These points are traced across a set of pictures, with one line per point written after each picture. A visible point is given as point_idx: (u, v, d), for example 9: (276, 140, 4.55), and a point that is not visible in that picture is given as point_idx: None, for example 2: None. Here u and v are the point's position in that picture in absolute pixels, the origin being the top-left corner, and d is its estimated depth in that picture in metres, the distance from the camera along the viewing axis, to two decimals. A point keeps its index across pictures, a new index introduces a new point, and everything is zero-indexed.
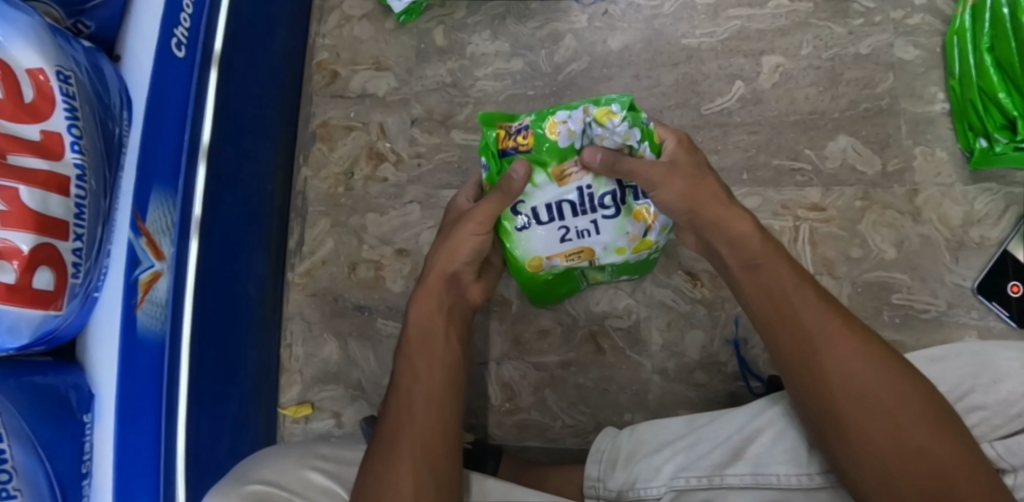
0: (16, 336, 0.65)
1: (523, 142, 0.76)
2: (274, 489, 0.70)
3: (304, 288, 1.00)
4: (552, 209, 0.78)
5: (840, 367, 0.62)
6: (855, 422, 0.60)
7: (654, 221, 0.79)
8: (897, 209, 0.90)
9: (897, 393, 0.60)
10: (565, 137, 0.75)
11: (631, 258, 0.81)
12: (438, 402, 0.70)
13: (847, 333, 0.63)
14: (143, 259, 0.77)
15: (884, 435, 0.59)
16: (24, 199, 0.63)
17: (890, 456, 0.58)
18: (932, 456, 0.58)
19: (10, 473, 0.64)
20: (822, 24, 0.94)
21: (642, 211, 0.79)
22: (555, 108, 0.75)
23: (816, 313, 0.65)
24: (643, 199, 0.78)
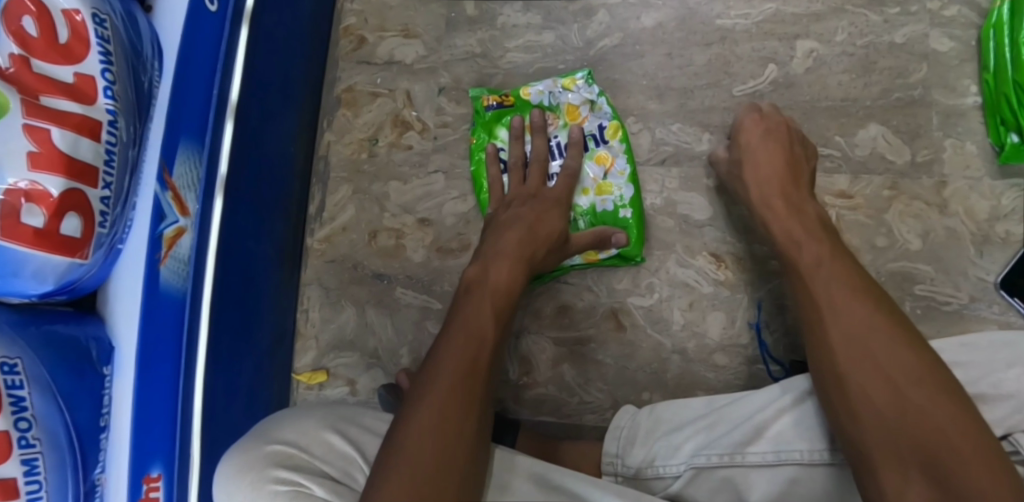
0: (40, 282, 0.63)
1: (505, 101, 0.94)
2: (294, 449, 0.70)
3: (323, 254, 0.99)
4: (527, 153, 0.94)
5: (842, 331, 0.62)
6: (856, 377, 0.60)
7: (611, 162, 0.91)
8: (924, 201, 0.90)
9: (898, 356, 0.59)
10: (536, 95, 0.94)
11: (599, 201, 0.91)
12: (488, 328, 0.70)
13: (855, 299, 0.63)
14: (168, 214, 0.75)
15: (883, 394, 0.58)
16: (56, 141, 0.61)
17: (888, 416, 0.57)
18: (931, 416, 0.56)
19: (30, 421, 0.63)
20: (858, 11, 0.93)
21: (602, 157, 0.92)
22: (531, 82, 0.95)
23: (830, 282, 0.65)
24: (602, 145, 0.92)
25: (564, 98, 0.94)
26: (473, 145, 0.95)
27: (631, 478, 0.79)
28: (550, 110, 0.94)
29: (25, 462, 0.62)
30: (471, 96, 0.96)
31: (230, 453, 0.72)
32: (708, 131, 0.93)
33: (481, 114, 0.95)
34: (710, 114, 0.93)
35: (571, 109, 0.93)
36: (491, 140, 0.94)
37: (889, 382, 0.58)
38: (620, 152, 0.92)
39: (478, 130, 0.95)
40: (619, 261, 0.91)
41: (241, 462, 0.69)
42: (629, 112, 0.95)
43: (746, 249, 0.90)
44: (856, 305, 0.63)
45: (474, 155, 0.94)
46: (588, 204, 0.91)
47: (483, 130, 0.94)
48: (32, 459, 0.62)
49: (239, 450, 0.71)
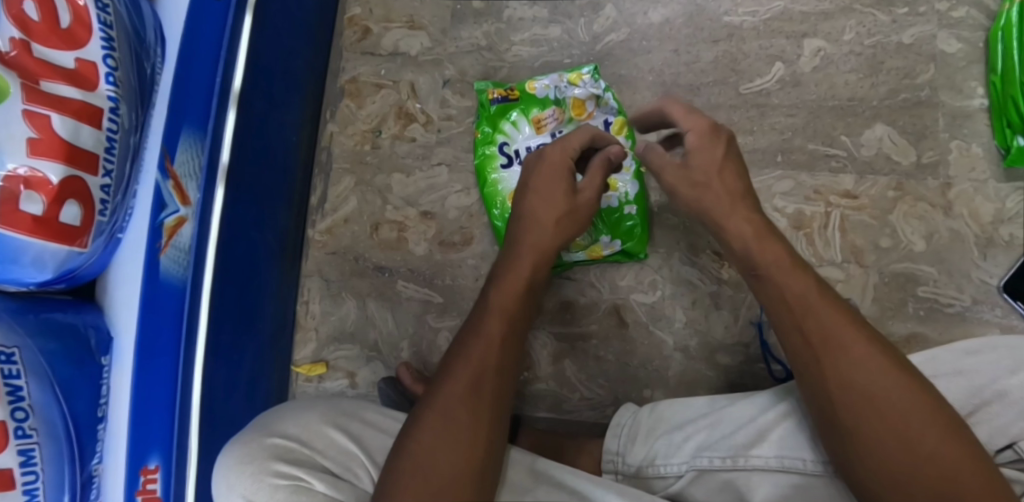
0: (39, 270, 0.62)
1: (510, 95, 0.93)
2: (296, 444, 0.70)
3: (324, 246, 0.99)
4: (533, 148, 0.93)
5: (846, 374, 0.59)
6: (862, 423, 0.57)
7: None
8: (929, 202, 0.90)
9: (906, 401, 0.57)
10: (542, 90, 0.93)
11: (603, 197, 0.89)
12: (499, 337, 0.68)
13: (852, 336, 0.60)
14: (169, 203, 0.74)
15: (894, 441, 0.56)
16: (56, 127, 0.60)
17: (897, 462, 0.56)
18: (940, 462, 0.55)
19: (27, 411, 0.62)
20: (866, 11, 0.93)
21: None
22: (537, 76, 0.95)
23: (824, 311, 0.61)
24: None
25: (570, 93, 0.93)
26: (477, 138, 0.94)
27: (632, 476, 0.79)
28: (555, 104, 0.93)
29: (22, 453, 0.61)
30: (476, 90, 0.95)
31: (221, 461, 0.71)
32: None
33: (486, 108, 0.94)
34: (717, 111, 0.93)
35: (577, 103, 0.93)
36: (495, 134, 0.94)
37: (896, 426, 0.57)
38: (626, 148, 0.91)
39: (482, 123, 0.94)
40: (622, 257, 0.91)
41: (243, 453, 0.69)
42: (635, 108, 0.94)
43: None
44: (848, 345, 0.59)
45: (479, 150, 0.94)
46: None
47: (488, 124, 0.94)
48: (28, 449, 0.62)
49: (241, 441, 0.71)
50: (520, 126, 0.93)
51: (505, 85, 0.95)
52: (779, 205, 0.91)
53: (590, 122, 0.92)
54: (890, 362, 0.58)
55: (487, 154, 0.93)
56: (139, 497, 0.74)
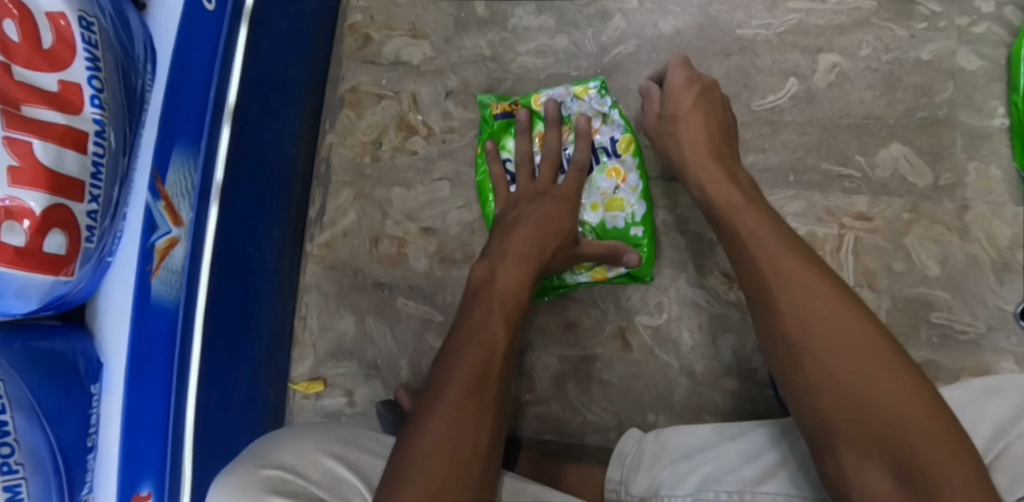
0: (23, 301, 0.60)
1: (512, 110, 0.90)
2: (290, 475, 0.68)
3: (322, 260, 0.96)
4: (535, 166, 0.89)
5: (796, 305, 0.60)
6: (813, 351, 0.58)
7: (622, 177, 0.87)
8: (945, 225, 0.87)
9: (853, 331, 0.57)
10: None
11: (609, 217, 0.87)
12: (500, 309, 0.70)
13: (857, 325, 0.57)
14: (160, 225, 0.72)
15: (841, 368, 0.56)
16: (38, 154, 0.57)
17: (842, 387, 0.56)
18: (883, 388, 0.54)
19: (12, 446, 0.60)
20: (884, 25, 0.90)
21: (614, 171, 0.87)
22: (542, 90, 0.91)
23: (779, 255, 0.64)
24: (614, 158, 0.87)
25: (576, 108, 0.89)
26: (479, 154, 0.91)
27: None
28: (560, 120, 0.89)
29: (7, 489, 0.60)
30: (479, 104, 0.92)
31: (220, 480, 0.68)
32: None
33: (489, 122, 0.91)
34: None
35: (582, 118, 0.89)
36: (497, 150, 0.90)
37: (843, 353, 0.57)
38: (633, 166, 0.87)
39: (484, 139, 0.91)
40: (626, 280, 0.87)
41: (236, 484, 0.67)
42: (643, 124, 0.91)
43: None
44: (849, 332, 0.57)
45: (481, 166, 0.91)
46: (597, 220, 0.87)
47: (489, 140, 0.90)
48: (14, 485, 0.60)
49: (233, 472, 0.69)
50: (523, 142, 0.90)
51: (510, 99, 0.91)
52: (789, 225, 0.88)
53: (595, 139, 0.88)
54: (874, 335, 0.57)
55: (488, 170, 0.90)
56: None
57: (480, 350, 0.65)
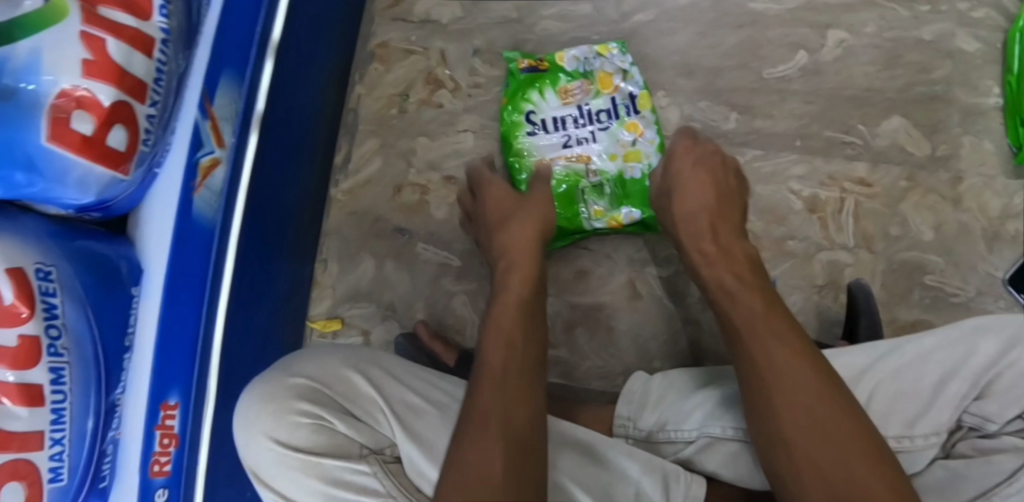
0: (82, 192, 0.64)
1: (539, 65, 0.94)
2: (316, 386, 0.71)
3: (345, 205, 1.00)
4: (557, 120, 0.93)
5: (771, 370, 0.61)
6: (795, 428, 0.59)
7: (641, 133, 0.92)
8: (940, 194, 0.92)
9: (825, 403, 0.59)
10: (571, 62, 0.94)
11: (627, 167, 0.92)
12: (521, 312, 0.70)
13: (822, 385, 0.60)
14: (205, 143, 0.77)
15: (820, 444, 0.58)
16: (110, 51, 0.63)
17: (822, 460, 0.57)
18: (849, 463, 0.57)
19: (60, 329, 0.65)
20: (888, 6, 0.95)
21: (633, 125, 0.93)
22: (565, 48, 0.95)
23: (749, 310, 0.65)
24: (634, 115, 0.93)
25: (598, 65, 0.94)
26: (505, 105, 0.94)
27: (642, 441, 0.83)
28: (583, 76, 0.94)
29: (52, 370, 0.65)
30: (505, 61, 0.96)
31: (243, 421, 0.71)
32: (736, 110, 0.95)
33: (515, 76, 0.94)
34: (738, 94, 0.95)
35: (604, 75, 0.94)
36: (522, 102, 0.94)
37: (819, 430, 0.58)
38: (650, 122, 0.93)
39: (511, 92, 0.94)
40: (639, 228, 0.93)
41: (266, 391, 0.71)
42: (659, 87, 0.96)
43: (764, 228, 0.93)
44: (813, 386, 0.60)
45: (507, 116, 0.94)
46: (615, 171, 0.92)
47: (516, 93, 0.94)
48: (58, 367, 0.65)
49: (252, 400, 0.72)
50: (546, 95, 0.93)
51: (535, 57, 0.96)
52: (794, 188, 0.93)
53: (616, 95, 0.93)
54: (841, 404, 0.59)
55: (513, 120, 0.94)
56: (158, 433, 0.77)
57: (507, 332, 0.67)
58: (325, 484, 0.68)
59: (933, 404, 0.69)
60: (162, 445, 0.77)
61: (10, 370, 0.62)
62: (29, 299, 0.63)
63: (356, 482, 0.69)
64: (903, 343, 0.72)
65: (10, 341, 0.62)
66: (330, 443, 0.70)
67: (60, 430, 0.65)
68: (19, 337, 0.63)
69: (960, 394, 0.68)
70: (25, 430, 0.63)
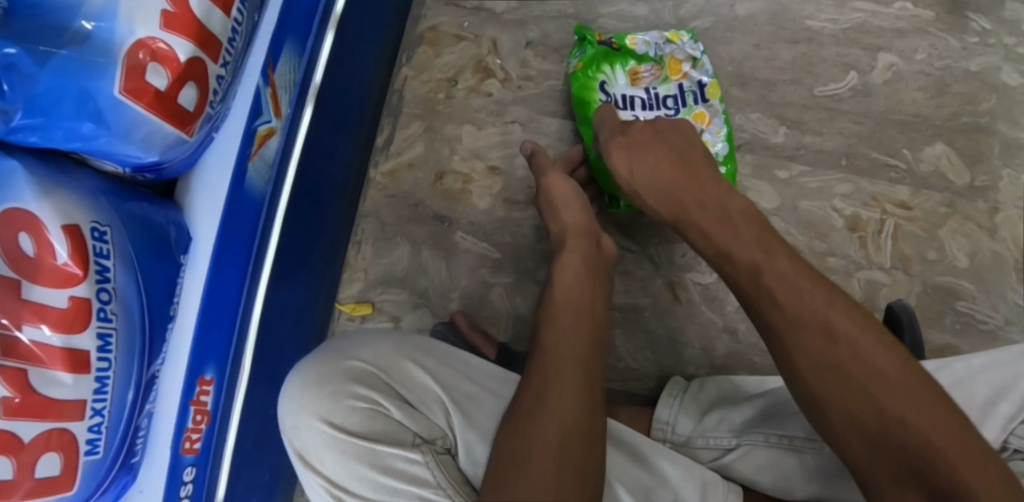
0: (146, 150, 0.60)
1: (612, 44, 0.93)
2: (371, 371, 0.70)
3: (384, 188, 0.98)
4: (627, 98, 0.92)
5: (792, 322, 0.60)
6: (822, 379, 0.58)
7: (709, 121, 0.91)
8: (976, 223, 0.94)
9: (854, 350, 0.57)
10: (642, 46, 0.93)
11: None
12: (575, 308, 0.72)
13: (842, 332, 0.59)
14: (264, 111, 0.73)
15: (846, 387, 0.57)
16: (191, 4, 0.59)
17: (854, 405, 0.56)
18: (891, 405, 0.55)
19: (111, 294, 0.60)
20: (939, 35, 0.97)
21: (701, 114, 0.91)
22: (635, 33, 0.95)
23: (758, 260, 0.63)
24: (702, 103, 0.92)
25: (669, 51, 0.93)
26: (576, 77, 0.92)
27: (680, 446, 0.83)
28: (654, 61, 0.93)
29: (100, 337, 0.59)
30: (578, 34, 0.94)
31: (287, 396, 0.70)
32: (786, 125, 0.96)
33: (592, 49, 0.92)
34: (789, 109, 0.96)
35: (674, 62, 0.93)
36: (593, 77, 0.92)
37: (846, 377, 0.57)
38: (719, 112, 0.92)
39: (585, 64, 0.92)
40: None
41: (317, 374, 0.70)
42: None
43: (806, 243, 0.94)
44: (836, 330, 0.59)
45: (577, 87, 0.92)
46: None
47: (590, 65, 0.92)
48: (106, 334, 0.59)
49: (301, 377, 0.71)
50: (617, 73, 0.92)
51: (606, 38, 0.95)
52: (838, 206, 0.94)
53: (684, 82, 0.93)
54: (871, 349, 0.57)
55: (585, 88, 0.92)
56: (192, 408, 0.73)
57: (570, 325, 0.70)
58: (375, 472, 0.66)
59: (981, 423, 0.69)
60: (195, 421, 0.73)
61: (56, 333, 0.56)
62: (82, 258, 0.58)
63: (408, 472, 0.67)
64: (952, 362, 0.74)
65: (61, 302, 0.57)
66: (384, 429, 0.68)
67: (101, 401, 0.60)
68: (70, 298, 0.57)
69: (1009, 415, 0.68)
70: (68, 399, 0.57)
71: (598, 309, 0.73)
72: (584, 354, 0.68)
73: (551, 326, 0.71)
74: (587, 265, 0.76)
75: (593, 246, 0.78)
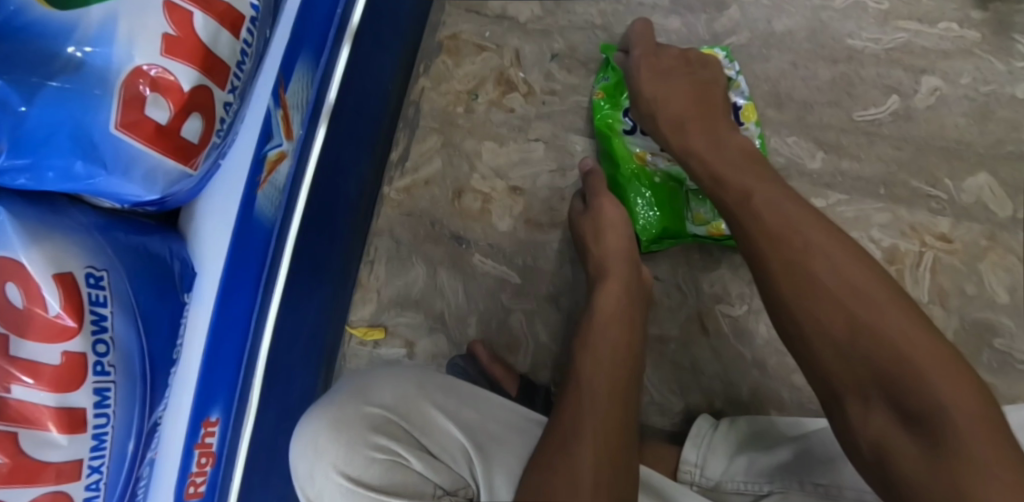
0: (147, 188, 0.54)
1: None
2: (392, 416, 0.66)
3: (399, 205, 0.93)
4: None
5: (804, 274, 0.60)
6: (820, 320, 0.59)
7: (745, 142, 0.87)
8: (1018, 257, 0.89)
9: (858, 288, 0.58)
10: None
11: None
12: (623, 338, 0.70)
13: (851, 274, 0.59)
14: (274, 135, 0.68)
15: (840, 324, 0.57)
16: (196, 27, 0.53)
17: (841, 338, 0.57)
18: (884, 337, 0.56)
19: (108, 344, 0.56)
20: (985, 57, 0.92)
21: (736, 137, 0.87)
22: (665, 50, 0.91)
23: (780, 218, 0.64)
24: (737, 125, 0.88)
25: None
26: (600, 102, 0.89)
27: (710, 491, 0.78)
28: None
29: (97, 392, 0.55)
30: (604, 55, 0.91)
31: (306, 419, 0.67)
32: (822, 149, 0.92)
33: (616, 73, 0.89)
34: (827, 132, 0.92)
35: None
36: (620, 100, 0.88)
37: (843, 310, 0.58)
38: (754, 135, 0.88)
39: (610, 88, 0.89)
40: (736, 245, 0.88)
41: (335, 419, 0.65)
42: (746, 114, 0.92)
43: None
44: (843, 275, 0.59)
45: (601, 112, 0.88)
46: None
47: (615, 89, 0.89)
48: (103, 389, 0.55)
49: (321, 413, 0.66)
50: None
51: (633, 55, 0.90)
52: (874, 235, 0.90)
53: None
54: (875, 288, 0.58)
55: (610, 118, 0.88)
56: (197, 451, 0.68)
57: (613, 358, 0.68)
58: None
59: None
60: (200, 464, 0.69)
61: (49, 392, 0.53)
62: (76, 309, 0.53)
63: None
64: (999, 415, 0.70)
65: (53, 359, 0.53)
66: (404, 481, 0.64)
67: (99, 458, 0.56)
68: (63, 354, 0.53)
69: None
70: (63, 461, 0.54)
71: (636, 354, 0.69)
72: (623, 392, 0.65)
73: (591, 358, 0.68)
74: (627, 302, 0.73)
75: (629, 289, 0.74)
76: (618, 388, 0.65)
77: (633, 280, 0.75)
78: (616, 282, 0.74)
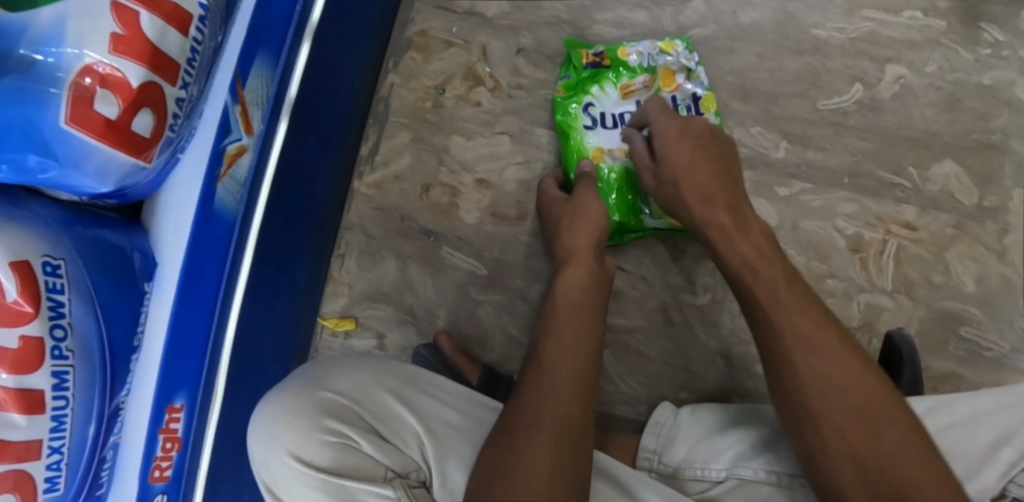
0: (100, 181, 0.57)
1: (601, 59, 0.89)
2: (346, 402, 0.67)
3: (369, 200, 0.95)
4: (616, 114, 0.88)
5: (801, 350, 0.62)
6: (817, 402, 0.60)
7: None
8: (985, 246, 0.89)
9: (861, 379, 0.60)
10: (634, 57, 0.89)
11: None
12: (582, 322, 0.70)
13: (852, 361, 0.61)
14: (233, 129, 0.70)
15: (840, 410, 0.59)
16: (144, 26, 0.55)
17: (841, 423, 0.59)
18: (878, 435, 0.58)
19: (66, 330, 0.58)
20: (951, 46, 0.92)
21: None
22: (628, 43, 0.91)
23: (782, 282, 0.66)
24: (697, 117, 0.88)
25: (662, 61, 0.89)
26: (562, 97, 0.90)
27: (667, 477, 0.78)
28: (647, 72, 0.89)
29: (55, 375, 0.57)
30: (567, 51, 0.91)
31: (265, 412, 0.68)
32: (787, 139, 0.92)
33: (578, 70, 0.90)
34: (792, 123, 0.92)
35: (668, 74, 0.89)
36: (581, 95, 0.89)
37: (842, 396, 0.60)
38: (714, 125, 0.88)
39: (572, 84, 0.90)
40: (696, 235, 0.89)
41: (291, 407, 0.67)
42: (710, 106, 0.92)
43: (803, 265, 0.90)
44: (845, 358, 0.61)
45: (563, 106, 0.90)
46: None
47: (577, 85, 0.90)
48: (62, 372, 0.58)
49: (278, 401, 0.68)
50: (607, 89, 0.89)
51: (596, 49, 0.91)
52: (840, 225, 0.91)
53: (678, 94, 0.88)
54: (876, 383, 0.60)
55: (571, 114, 0.89)
56: (161, 436, 0.70)
57: (571, 345, 0.67)
58: None
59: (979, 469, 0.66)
60: (165, 449, 0.71)
61: (8, 374, 0.55)
62: (33, 296, 0.56)
63: None
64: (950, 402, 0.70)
65: (12, 343, 0.56)
66: (355, 463, 0.65)
67: (59, 439, 0.58)
68: (20, 338, 0.56)
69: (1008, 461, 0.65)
70: (22, 441, 0.56)
71: (594, 343, 0.69)
72: (580, 374, 0.66)
73: (551, 343, 0.68)
74: (585, 290, 0.74)
75: (584, 280, 0.75)
76: (577, 376, 0.65)
77: (588, 270, 0.75)
78: (575, 271, 0.75)
